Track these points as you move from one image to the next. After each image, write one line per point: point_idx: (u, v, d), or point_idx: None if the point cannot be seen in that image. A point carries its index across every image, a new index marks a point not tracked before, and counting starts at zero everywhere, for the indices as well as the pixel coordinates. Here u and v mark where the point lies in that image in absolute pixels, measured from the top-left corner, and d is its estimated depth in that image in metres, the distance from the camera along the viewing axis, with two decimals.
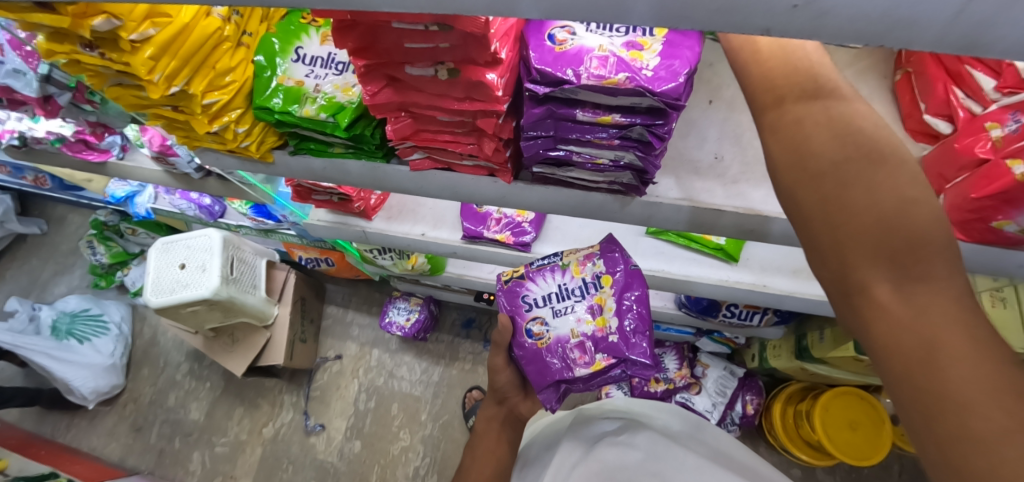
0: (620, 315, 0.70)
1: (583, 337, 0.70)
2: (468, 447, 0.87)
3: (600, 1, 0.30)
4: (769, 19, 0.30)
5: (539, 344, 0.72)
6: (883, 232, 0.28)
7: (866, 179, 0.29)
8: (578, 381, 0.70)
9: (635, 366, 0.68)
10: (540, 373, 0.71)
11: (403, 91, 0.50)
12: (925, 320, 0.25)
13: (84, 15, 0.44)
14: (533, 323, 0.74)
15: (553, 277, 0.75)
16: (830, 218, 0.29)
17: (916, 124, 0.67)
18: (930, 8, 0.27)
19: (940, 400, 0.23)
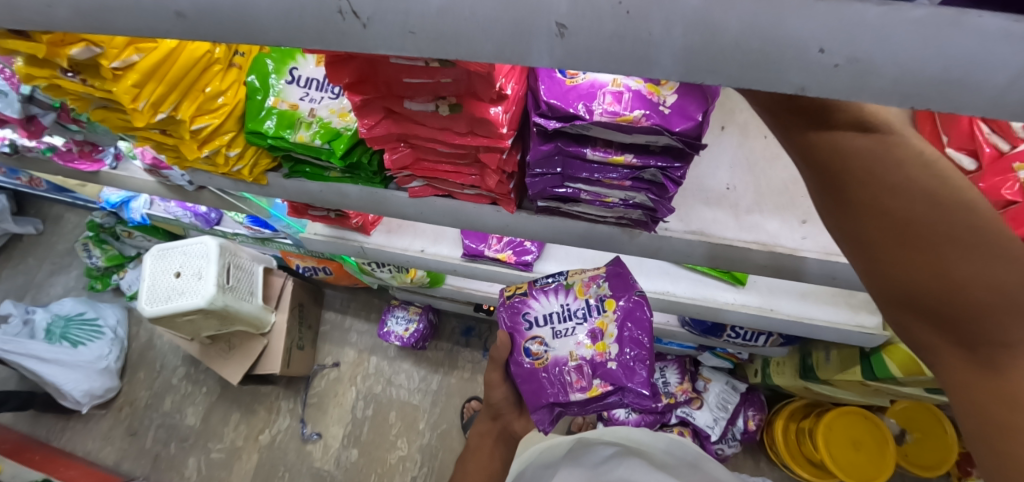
0: (621, 339, 0.67)
1: (582, 361, 0.67)
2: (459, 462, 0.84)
3: (622, 51, 0.27)
4: (805, 77, 0.27)
5: (537, 363, 0.69)
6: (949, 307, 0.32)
7: (930, 248, 0.32)
8: (573, 406, 0.68)
9: (634, 394, 0.65)
10: (534, 394, 0.69)
11: (401, 123, 0.47)
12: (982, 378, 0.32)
13: (61, 43, 0.41)
14: (531, 342, 0.71)
15: (555, 296, 0.72)
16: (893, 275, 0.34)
17: (936, 156, 0.63)
18: (991, 73, 0.24)
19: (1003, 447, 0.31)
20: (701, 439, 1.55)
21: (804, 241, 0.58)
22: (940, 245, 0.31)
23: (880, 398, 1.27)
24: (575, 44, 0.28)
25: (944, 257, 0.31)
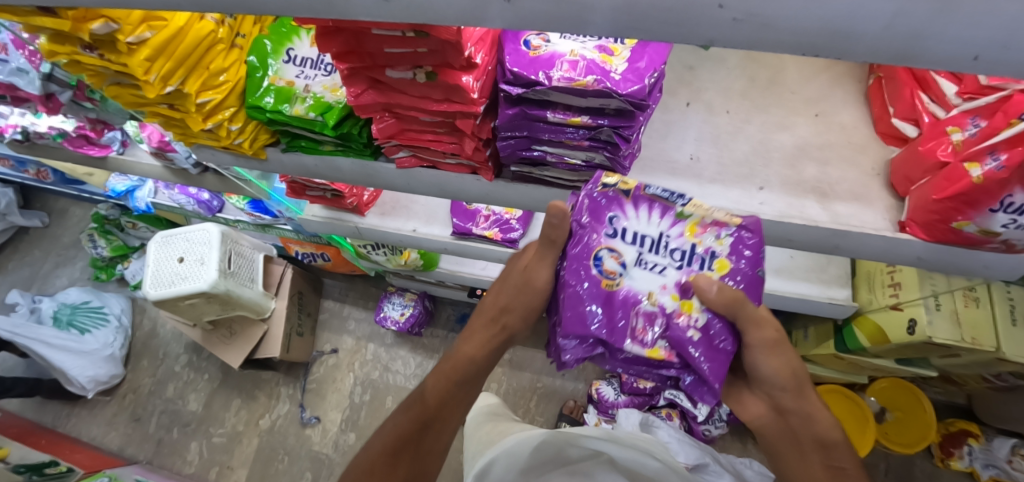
0: (713, 317, 0.49)
1: (658, 310, 0.50)
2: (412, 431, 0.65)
3: (561, 12, 0.33)
4: (714, 30, 0.32)
5: (605, 284, 0.50)
6: None
7: None
8: (618, 357, 0.50)
9: (702, 387, 0.49)
10: (579, 320, 0.48)
11: (385, 92, 0.53)
12: None
13: (84, 19, 0.47)
14: (606, 254, 0.51)
15: (657, 218, 0.52)
16: None
17: (886, 127, 0.70)
18: (862, 23, 0.30)
19: None
20: (689, 421, 1.60)
21: (760, 206, 0.64)
22: None
23: (858, 375, 1.35)
24: (522, 8, 0.33)
25: None
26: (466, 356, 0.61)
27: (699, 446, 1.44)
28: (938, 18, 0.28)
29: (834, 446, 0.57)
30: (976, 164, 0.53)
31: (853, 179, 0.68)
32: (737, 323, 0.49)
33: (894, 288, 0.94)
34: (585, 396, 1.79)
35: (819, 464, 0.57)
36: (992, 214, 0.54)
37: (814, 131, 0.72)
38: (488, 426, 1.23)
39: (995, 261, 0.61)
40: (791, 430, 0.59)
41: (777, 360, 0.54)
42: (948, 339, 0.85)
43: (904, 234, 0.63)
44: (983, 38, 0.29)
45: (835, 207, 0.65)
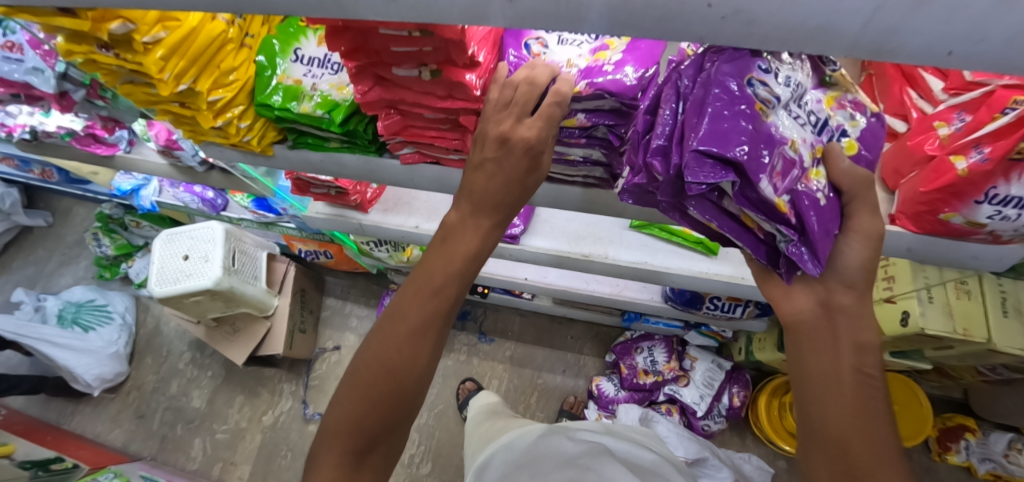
0: (833, 192, 0.46)
1: (797, 159, 0.43)
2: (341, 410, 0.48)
3: (558, 10, 0.35)
4: (703, 27, 0.34)
5: (759, 111, 0.42)
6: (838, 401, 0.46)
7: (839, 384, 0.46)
8: (743, 198, 0.42)
9: (809, 254, 0.44)
10: (728, 139, 0.39)
11: (390, 89, 0.54)
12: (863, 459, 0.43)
13: (103, 20, 0.49)
14: (762, 81, 0.43)
15: (808, 71, 0.47)
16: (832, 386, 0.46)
17: (876, 122, 0.72)
18: (841, 19, 0.32)
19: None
20: (688, 416, 1.62)
21: None
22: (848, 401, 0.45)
23: None
24: (522, 7, 0.35)
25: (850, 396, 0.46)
26: (462, 254, 0.48)
27: (698, 441, 1.46)
28: (913, 13, 0.30)
29: (869, 351, 0.47)
30: (962, 157, 0.55)
31: None
32: (850, 202, 0.47)
33: (888, 282, 0.95)
34: (584, 392, 1.81)
35: (850, 368, 0.46)
36: (978, 206, 0.56)
37: None
38: (489, 423, 1.25)
39: (983, 252, 0.63)
40: (830, 324, 0.48)
41: (866, 249, 0.47)
42: (941, 330, 0.87)
43: (895, 226, 0.64)
44: (955, 32, 0.31)
45: None
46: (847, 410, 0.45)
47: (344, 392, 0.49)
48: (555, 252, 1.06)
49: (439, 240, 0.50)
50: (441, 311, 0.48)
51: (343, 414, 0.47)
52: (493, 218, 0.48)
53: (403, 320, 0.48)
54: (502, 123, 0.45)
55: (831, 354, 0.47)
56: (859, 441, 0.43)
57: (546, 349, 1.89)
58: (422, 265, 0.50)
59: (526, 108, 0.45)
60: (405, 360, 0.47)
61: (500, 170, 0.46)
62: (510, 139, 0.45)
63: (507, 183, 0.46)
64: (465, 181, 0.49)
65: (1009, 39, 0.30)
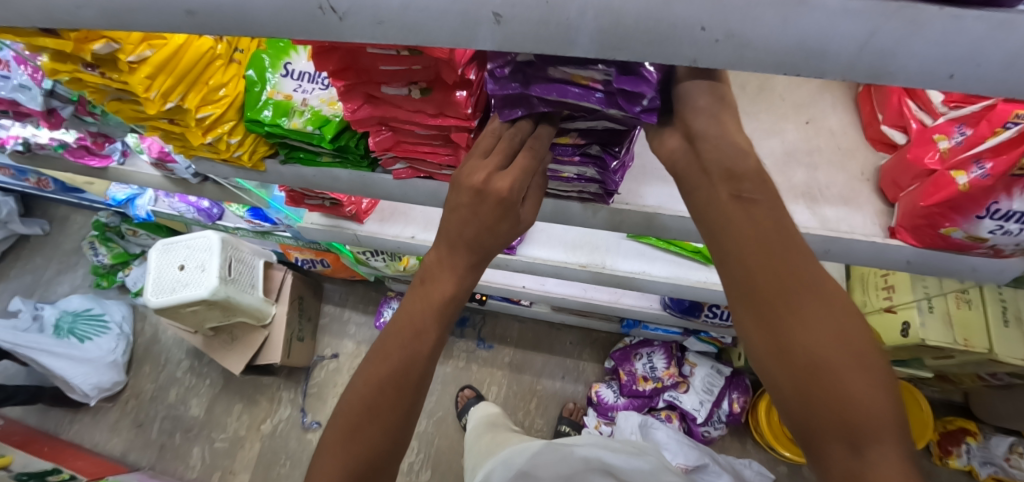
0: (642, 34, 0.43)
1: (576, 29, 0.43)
2: (326, 454, 0.45)
3: (546, 33, 0.34)
4: (696, 50, 0.34)
5: None
6: (770, 274, 0.34)
7: (772, 250, 0.35)
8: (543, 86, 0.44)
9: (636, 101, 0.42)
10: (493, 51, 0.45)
11: (381, 107, 0.53)
12: (818, 330, 0.32)
13: (86, 40, 0.48)
14: None
15: None
16: (749, 251, 0.35)
17: (874, 132, 0.72)
18: (837, 41, 0.31)
19: (822, 373, 0.31)
20: (688, 422, 1.60)
21: None
22: (805, 288, 0.34)
23: None
24: (510, 28, 0.35)
25: (779, 265, 0.34)
26: (440, 297, 0.49)
27: (698, 447, 1.44)
28: (910, 35, 0.29)
29: (745, 177, 0.38)
30: (963, 172, 0.54)
31: (842, 184, 0.69)
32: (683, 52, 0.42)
33: (888, 291, 0.94)
34: (584, 398, 1.80)
35: (725, 196, 0.37)
36: (979, 221, 0.55)
37: (804, 136, 0.73)
38: (488, 437, 1.24)
39: (984, 264, 0.62)
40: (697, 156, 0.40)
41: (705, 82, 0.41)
42: (941, 341, 0.86)
43: (894, 240, 0.63)
44: (953, 55, 0.30)
45: (825, 211, 0.65)
46: (752, 245, 0.35)
47: (329, 438, 0.47)
48: (552, 261, 1.05)
49: (419, 283, 0.51)
50: (424, 352, 0.48)
51: (325, 462, 0.45)
52: (469, 262, 0.49)
53: (385, 361, 0.47)
54: (475, 175, 0.45)
55: (734, 220, 0.36)
56: (769, 277, 0.34)
57: (545, 355, 1.88)
58: (404, 310, 0.50)
59: (502, 160, 0.46)
60: (388, 399, 0.46)
61: (473, 218, 0.46)
62: (484, 190, 0.45)
63: (480, 230, 0.46)
64: (444, 226, 0.49)
65: (1008, 60, 0.30)
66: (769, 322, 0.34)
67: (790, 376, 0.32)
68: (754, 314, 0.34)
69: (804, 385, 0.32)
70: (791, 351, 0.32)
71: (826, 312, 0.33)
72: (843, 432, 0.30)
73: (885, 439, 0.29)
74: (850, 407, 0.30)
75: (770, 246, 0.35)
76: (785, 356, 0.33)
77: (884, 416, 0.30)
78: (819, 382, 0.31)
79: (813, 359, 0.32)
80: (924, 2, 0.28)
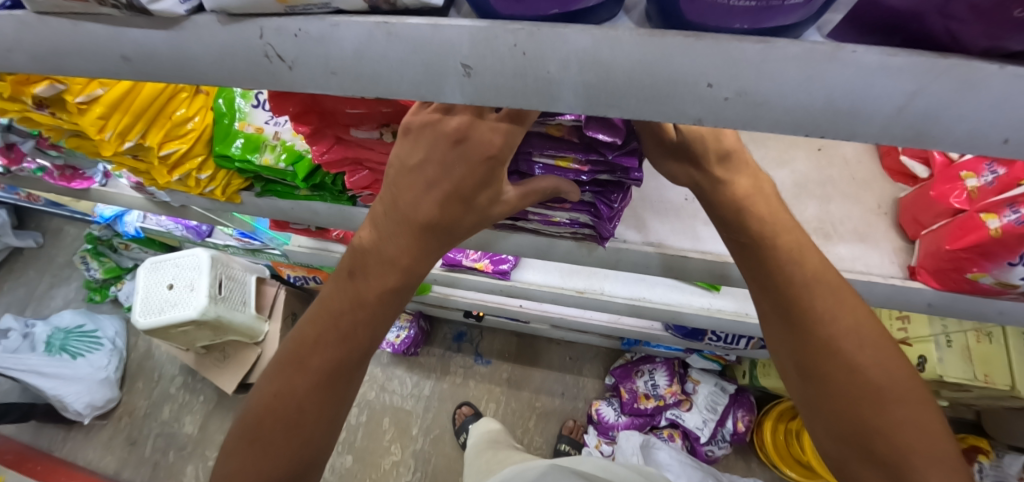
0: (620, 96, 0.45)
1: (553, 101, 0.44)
2: (240, 463, 0.44)
3: (526, 88, 0.30)
4: (700, 108, 0.29)
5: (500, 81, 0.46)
6: (827, 311, 0.42)
7: (833, 293, 0.43)
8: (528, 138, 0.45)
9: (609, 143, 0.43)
10: None
11: (352, 148, 0.49)
12: (872, 364, 0.41)
13: (27, 82, 0.44)
14: None
15: None
16: (812, 291, 0.43)
17: (891, 162, 0.68)
18: (867, 102, 0.26)
19: (874, 405, 0.40)
20: (691, 442, 1.55)
21: None
22: (862, 330, 0.42)
23: None
24: (483, 82, 0.30)
25: (836, 306, 0.42)
26: (372, 299, 0.44)
27: (702, 468, 1.40)
28: (957, 98, 0.25)
29: None
30: (994, 216, 0.50)
31: (857, 218, 0.66)
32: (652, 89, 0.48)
33: (902, 321, 0.90)
34: (584, 415, 1.75)
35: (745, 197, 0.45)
36: (1012, 268, 0.49)
37: (814, 165, 0.70)
38: (488, 454, 1.22)
39: (1011, 308, 0.55)
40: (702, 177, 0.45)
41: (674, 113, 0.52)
42: (955, 377, 0.83)
43: (915, 281, 0.59)
44: (1007, 117, 0.25)
45: (838, 249, 0.62)
46: (817, 283, 0.43)
47: (242, 448, 0.45)
48: (548, 287, 1.00)
49: (347, 275, 0.46)
50: (351, 359, 0.45)
51: (238, 475, 0.44)
52: (426, 247, 0.43)
53: (306, 371, 0.44)
54: (457, 118, 0.39)
55: (796, 257, 0.43)
56: (830, 315, 0.42)
57: (545, 370, 1.84)
58: (329, 305, 0.46)
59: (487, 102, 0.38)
60: (317, 405, 0.44)
61: (445, 176, 0.40)
62: (466, 138, 0.39)
63: (447, 197, 0.41)
64: (393, 186, 0.43)
65: None
66: (830, 356, 0.41)
67: (847, 398, 0.40)
68: (817, 367, 0.42)
69: (864, 419, 0.40)
70: (848, 380, 0.40)
71: (880, 357, 0.41)
72: (874, 449, 0.39)
73: (922, 472, 0.37)
74: (882, 446, 0.39)
75: (833, 323, 0.42)
76: (846, 395, 0.41)
77: (933, 449, 0.38)
78: (877, 417, 0.39)
79: (873, 388, 0.40)
80: (981, 58, 0.24)
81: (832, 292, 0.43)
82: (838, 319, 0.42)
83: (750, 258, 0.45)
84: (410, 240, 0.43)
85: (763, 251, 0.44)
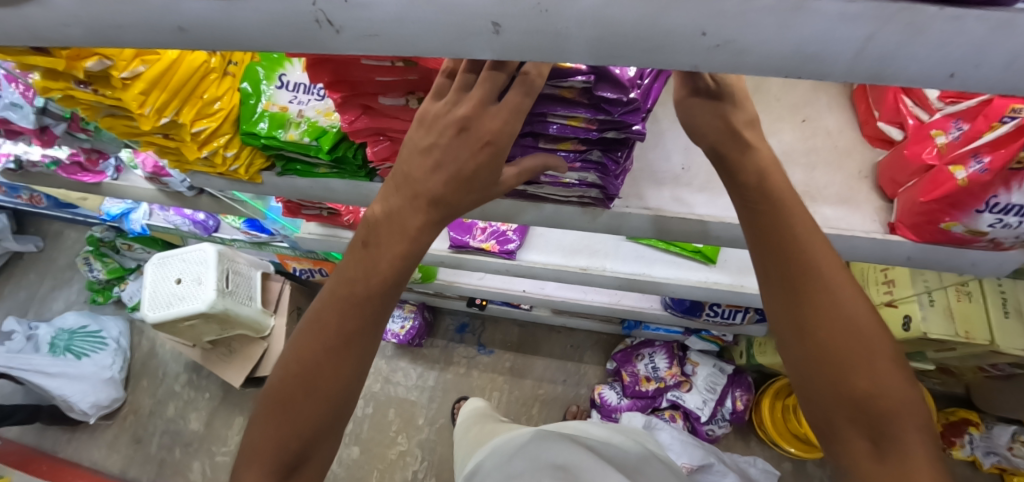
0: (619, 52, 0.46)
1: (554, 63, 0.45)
2: (266, 421, 0.48)
3: (545, 43, 0.34)
4: (696, 56, 0.34)
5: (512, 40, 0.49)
6: (819, 267, 0.44)
7: (827, 252, 0.44)
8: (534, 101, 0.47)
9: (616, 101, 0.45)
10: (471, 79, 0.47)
11: (378, 118, 0.53)
12: (859, 322, 0.42)
13: (77, 57, 0.48)
14: None
15: None
16: (806, 247, 0.44)
17: (872, 130, 0.73)
18: (833, 45, 0.31)
19: (859, 361, 0.41)
20: (692, 422, 1.60)
21: None
22: (852, 290, 0.43)
23: None
24: (509, 39, 0.34)
25: (829, 264, 0.44)
26: (385, 269, 0.47)
27: (703, 447, 1.44)
28: (908, 40, 0.30)
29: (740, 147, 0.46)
30: (961, 167, 0.54)
31: (839, 183, 0.71)
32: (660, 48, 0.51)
33: (888, 286, 0.97)
34: (587, 400, 1.79)
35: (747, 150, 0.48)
36: (979, 215, 0.55)
37: (800, 135, 0.74)
38: (476, 426, 1.25)
39: (982, 258, 0.62)
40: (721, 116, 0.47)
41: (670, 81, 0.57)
42: (942, 334, 0.88)
43: (895, 235, 0.65)
44: (949, 55, 0.30)
45: (823, 210, 0.67)
46: (811, 242, 0.45)
47: (267, 409, 0.48)
48: (551, 266, 1.05)
49: (360, 246, 0.49)
50: (364, 326, 0.48)
51: (261, 436, 0.47)
52: (431, 221, 0.47)
53: (324, 336, 0.48)
54: (461, 106, 0.43)
55: (792, 215, 0.46)
56: (822, 271, 0.44)
57: (547, 358, 1.88)
58: (345, 275, 0.49)
59: (490, 94, 0.42)
60: (329, 373, 0.47)
61: (451, 160, 0.44)
62: (468, 126, 0.43)
63: (453, 177, 0.45)
64: (406, 164, 0.47)
65: (1008, 61, 0.30)
66: (823, 310, 0.43)
67: (835, 353, 0.42)
68: (810, 320, 0.43)
69: (848, 373, 0.41)
70: (837, 333, 0.42)
71: (868, 316, 0.42)
72: (856, 404, 0.41)
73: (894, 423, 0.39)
74: (863, 402, 0.40)
75: (826, 280, 0.43)
76: (835, 349, 0.42)
77: (906, 408, 0.40)
78: (861, 373, 0.41)
79: (859, 345, 0.41)
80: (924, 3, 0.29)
81: (826, 251, 0.45)
82: (831, 277, 0.43)
83: (737, 216, 0.48)
84: (422, 211, 0.47)
85: (764, 205, 0.46)
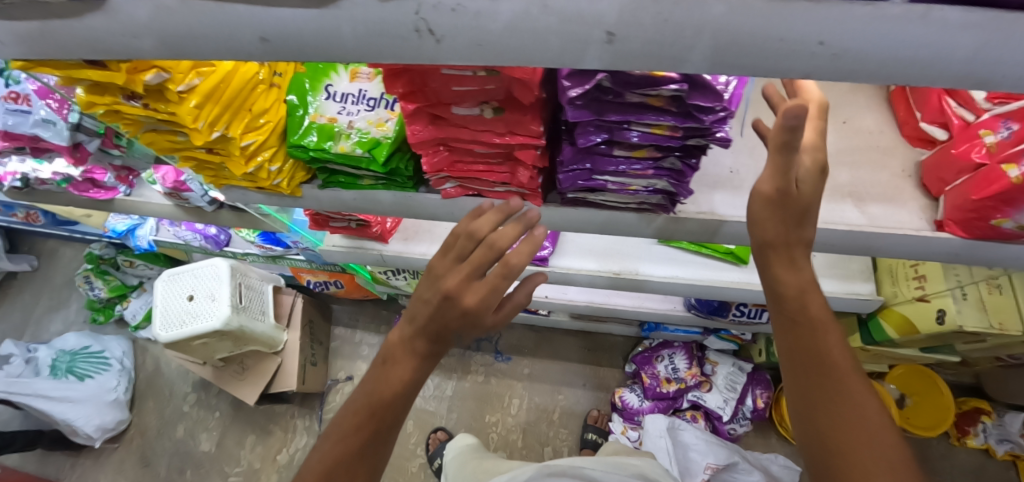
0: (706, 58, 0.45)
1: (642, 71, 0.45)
2: None
3: (658, 51, 0.33)
4: (807, 64, 0.33)
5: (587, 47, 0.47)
6: (831, 368, 0.41)
7: (842, 354, 0.42)
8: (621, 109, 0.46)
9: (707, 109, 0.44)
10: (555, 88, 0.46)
11: (446, 128, 0.52)
12: (875, 435, 0.39)
13: (137, 70, 0.47)
14: None
15: None
16: (818, 345, 0.42)
17: (912, 130, 0.74)
18: (952, 53, 0.31)
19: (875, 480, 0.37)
20: (714, 422, 1.60)
21: None
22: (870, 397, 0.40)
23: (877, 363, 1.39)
24: (621, 48, 0.34)
25: (843, 367, 0.41)
26: (399, 383, 0.47)
27: (727, 446, 1.43)
28: None
29: None
30: (1015, 165, 0.55)
31: (884, 182, 0.71)
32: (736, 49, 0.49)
33: (919, 281, 0.97)
34: (607, 404, 1.78)
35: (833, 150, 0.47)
36: None
37: (841, 136, 0.75)
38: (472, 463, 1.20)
39: None
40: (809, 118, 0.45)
41: None
42: (977, 327, 0.90)
43: (943, 233, 0.64)
44: None
45: (871, 209, 0.67)
46: (826, 340, 0.42)
47: None
48: (585, 271, 1.04)
49: (381, 361, 0.49)
50: (374, 439, 0.47)
51: None
52: (430, 352, 0.48)
53: (337, 447, 0.46)
54: (451, 279, 0.46)
55: (807, 309, 0.43)
56: (835, 374, 0.41)
57: (564, 363, 1.86)
58: (366, 388, 0.49)
59: (475, 271, 0.46)
60: None
61: (440, 312, 0.46)
62: (452, 295, 0.45)
63: (441, 327, 0.46)
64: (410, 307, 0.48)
65: None
66: (835, 414, 0.40)
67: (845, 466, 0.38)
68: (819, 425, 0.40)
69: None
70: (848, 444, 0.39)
71: (886, 430, 0.39)
72: None
73: None
74: None
75: (840, 385, 0.41)
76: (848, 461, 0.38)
77: None
78: None
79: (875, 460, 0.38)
80: None
81: (840, 352, 0.42)
82: (844, 381, 0.41)
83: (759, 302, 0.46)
84: (435, 336, 0.47)
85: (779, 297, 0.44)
